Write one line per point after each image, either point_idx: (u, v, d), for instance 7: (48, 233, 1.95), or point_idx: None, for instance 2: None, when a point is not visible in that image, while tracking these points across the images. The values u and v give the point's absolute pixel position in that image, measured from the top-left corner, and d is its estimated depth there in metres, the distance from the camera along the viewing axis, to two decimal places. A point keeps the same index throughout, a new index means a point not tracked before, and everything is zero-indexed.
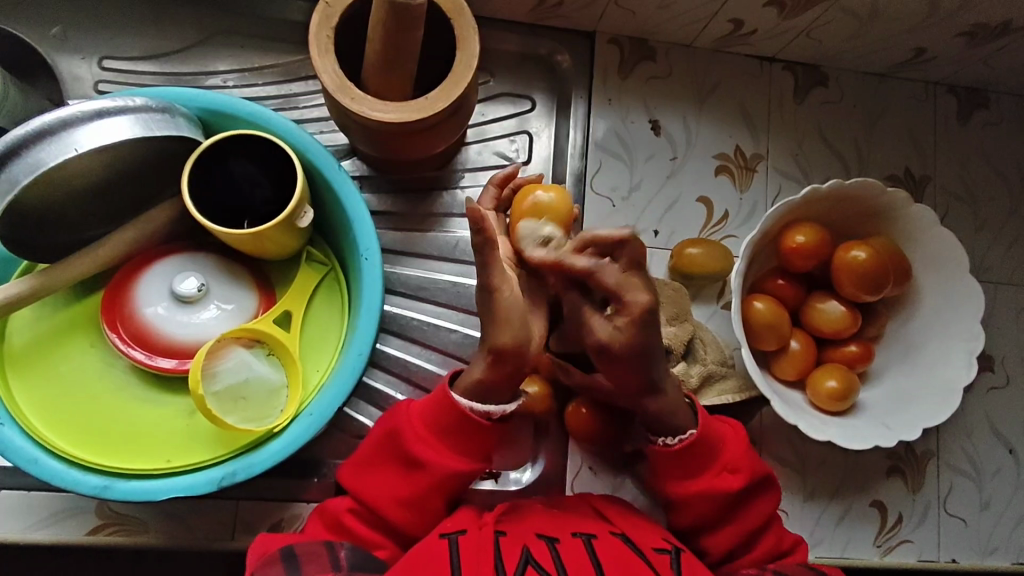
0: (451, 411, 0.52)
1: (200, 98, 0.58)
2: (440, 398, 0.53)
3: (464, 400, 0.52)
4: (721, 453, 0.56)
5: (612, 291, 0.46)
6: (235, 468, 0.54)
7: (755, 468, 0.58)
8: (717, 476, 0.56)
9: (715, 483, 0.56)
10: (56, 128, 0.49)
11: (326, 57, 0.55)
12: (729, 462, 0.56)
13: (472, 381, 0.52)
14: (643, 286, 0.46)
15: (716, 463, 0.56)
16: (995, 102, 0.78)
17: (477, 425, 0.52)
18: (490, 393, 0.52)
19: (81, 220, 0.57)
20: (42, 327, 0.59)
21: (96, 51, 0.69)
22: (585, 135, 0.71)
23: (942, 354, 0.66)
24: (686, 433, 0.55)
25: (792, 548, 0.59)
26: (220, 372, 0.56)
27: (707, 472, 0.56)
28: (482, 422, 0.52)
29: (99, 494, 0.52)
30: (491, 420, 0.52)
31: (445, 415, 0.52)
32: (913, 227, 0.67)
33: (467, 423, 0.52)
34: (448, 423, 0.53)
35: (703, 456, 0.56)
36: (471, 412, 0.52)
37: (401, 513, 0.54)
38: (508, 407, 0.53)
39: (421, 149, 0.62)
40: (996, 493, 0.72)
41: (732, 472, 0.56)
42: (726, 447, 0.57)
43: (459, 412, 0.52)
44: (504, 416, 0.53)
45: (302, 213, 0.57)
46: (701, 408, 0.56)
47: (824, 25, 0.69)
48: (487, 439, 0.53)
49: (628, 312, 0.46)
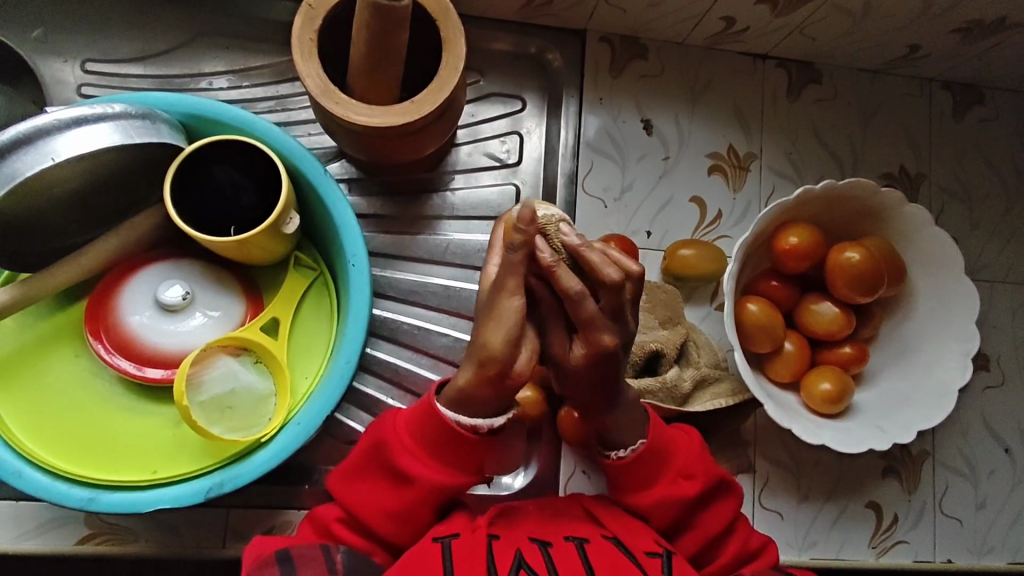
0: (434, 420, 0.50)
1: (180, 102, 0.57)
2: (424, 409, 0.50)
3: (449, 412, 0.49)
4: (674, 459, 0.56)
5: (586, 322, 0.43)
6: (222, 479, 0.53)
7: (711, 472, 0.57)
8: (672, 482, 0.56)
9: (670, 490, 0.56)
10: (32, 136, 0.48)
11: (310, 60, 0.54)
12: (684, 467, 0.56)
13: (455, 395, 0.48)
14: (610, 328, 0.44)
15: (670, 469, 0.56)
16: (990, 98, 0.78)
17: (463, 438, 0.49)
18: (472, 405, 0.48)
19: (64, 227, 0.57)
20: (23, 338, 0.58)
21: (79, 54, 0.67)
22: (577, 134, 0.71)
23: (936, 356, 0.65)
24: (638, 443, 0.55)
25: (758, 552, 0.58)
26: (206, 382, 0.55)
27: (660, 480, 0.56)
28: (469, 436, 0.49)
29: (85, 507, 0.52)
30: (478, 434, 0.49)
31: (429, 424, 0.50)
32: (906, 228, 0.66)
33: (450, 435, 0.49)
34: (433, 433, 0.50)
35: (656, 463, 0.55)
36: (456, 425, 0.49)
37: (386, 522, 0.52)
38: (497, 420, 0.49)
39: (409, 151, 0.61)
40: (992, 492, 0.72)
41: (686, 478, 0.56)
42: (679, 453, 0.57)
43: (445, 425, 0.49)
44: (493, 430, 0.49)
45: (287, 219, 0.57)
46: (652, 417, 0.57)
47: (818, 21, 0.68)
48: (477, 453, 0.51)
49: (588, 347, 0.44)
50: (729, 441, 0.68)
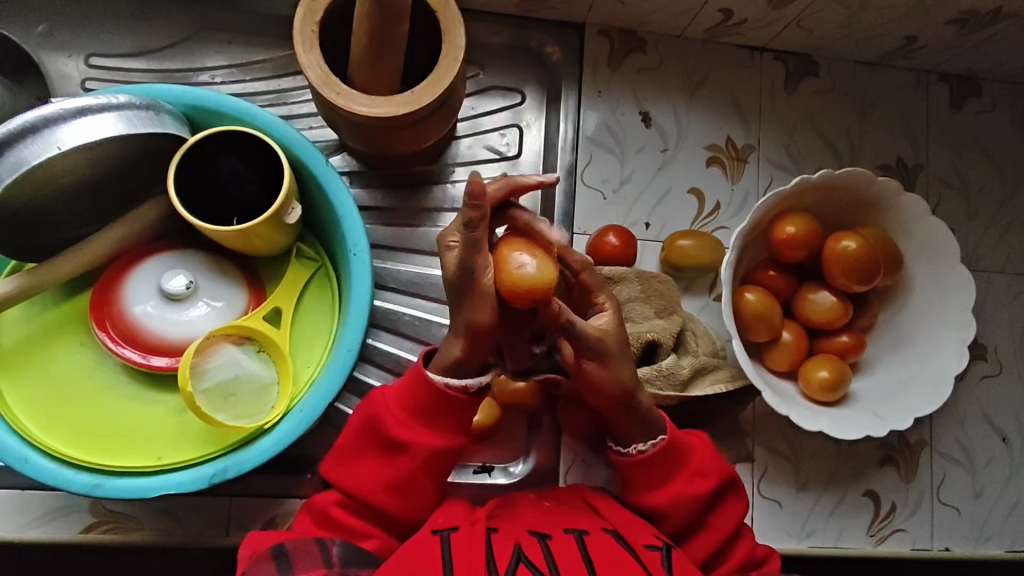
0: (424, 390, 0.51)
1: (185, 94, 0.58)
2: (413, 380, 0.51)
3: (438, 375, 0.50)
4: (689, 459, 0.56)
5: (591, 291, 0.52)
6: (226, 465, 0.54)
7: (723, 470, 0.58)
8: (687, 481, 0.56)
9: (686, 488, 0.56)
10: (38, 126, 0.49)
11: (311, 52, 0.55)
12: (699, 466, 0.56)
13: (449, 360, 0.50)
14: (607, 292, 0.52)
15: (686, 468, 0.56)
16: (988, 89, 0.78)
17: (454, 399, 0.51)
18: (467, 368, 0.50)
19: (68, 218, 0.57)
20: (30, 327, 0.59)
21: (83, 49, 0.68)
22: (576, 128, 0.71)
23: (935, 345, 0.66)
24: (658, 439, 0.55)
25: (765, 557, 0.58)
26: (209, 370, 0.56)
27: (675, 480, 0.56)
28: (460, 396, 0.51)
29: (92, 492, 0.53)
30: (467, 394, 0.51)
31: (420, 394, 0.51)
32: (902, 217, 0.67)
33: (442, 399, 0.51)
34: (421, 401, 0.51)
35: (670, 466, 0.56)
36: (447, 388, 0.50)
37: (386, 497, 0.53)
38: (484, 379, 0.51)
39: (410, 142, 0.61)
40: (990, 481, 0.72)
41: (702, 477, 0.56)
42: (692, 453, 0.57)
43: (435, 390, 0.50)
44: (481, 390, 0.51)
45: (289, 209, 0.57)
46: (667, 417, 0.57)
47: (813, 14, 0.69)
48: (465, 413, 0.52)
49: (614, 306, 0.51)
50: (726, 431, 0.68)
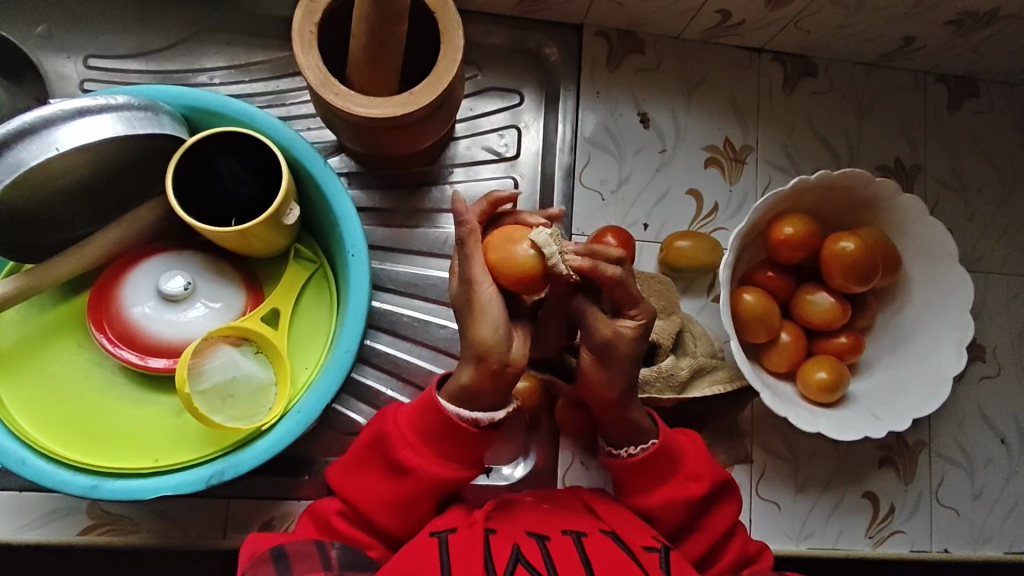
0: (435, 416, 0.51)
1: (183, 95, 0.58)
2: (425, 403, 0.51)
3: (450, 405, 0.50)
4: (682, 462, 0.56)
5: (630, 299, 0.49)
6: (223, 466, 0.54)
7: (717, 473, 0.57)
8: (680, 485, 0.56)
9: (678, 491, 0.56)
10: (36, 127, 0.49)
11: (310, 53, 0.55)
12: (692, 470, 0.56)
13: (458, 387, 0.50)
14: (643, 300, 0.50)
15: (679, 471, 0.56)
16: (986, 90, 0.78)
17: (464, 431, 0.51)
18: (477, 398, 0.50)
19: (67, 219, 0.57)
20: (28, 328, 0.59)
21: (81, 50, 0.68)
22: (574, 129, 0.71)
23: (933, 345, 0.66)
24: (649, 443, 0.55)
25: (757, 555, 0.58)
26: (207, 371, 0.56)
27: (668, 483, 0.56)
28: (470, 429, 0.50)
29: (88, 494, 0.53)
30: (478, 427, 0.51)
31: (430, 418, 0.51)
32: (901, 218, 0.67)
33: (452, 428, 0.50)
34: (431, 427, 0.51)
35: (663, 468, 0.56)
36: (458, 419, 0.50)
37: (385, 512, 0.53)
38: (496, 414, 0.51)
39: (408, 143, 0.61)
40: (989, 482, 0.72)
41: (694, 480, 0.56)
42: (685, 456, 0.57)
43: (446, 419, 0.50)
44: (493, 423, 0.51)
45: (287, 210, 0.57)
46: (660, 421, 0.57)
47: (811, 15, 0.69)
48: (476, 444, 0.52)
49: (643, 315, 0.50)
50: (725, 432, 0.68)
